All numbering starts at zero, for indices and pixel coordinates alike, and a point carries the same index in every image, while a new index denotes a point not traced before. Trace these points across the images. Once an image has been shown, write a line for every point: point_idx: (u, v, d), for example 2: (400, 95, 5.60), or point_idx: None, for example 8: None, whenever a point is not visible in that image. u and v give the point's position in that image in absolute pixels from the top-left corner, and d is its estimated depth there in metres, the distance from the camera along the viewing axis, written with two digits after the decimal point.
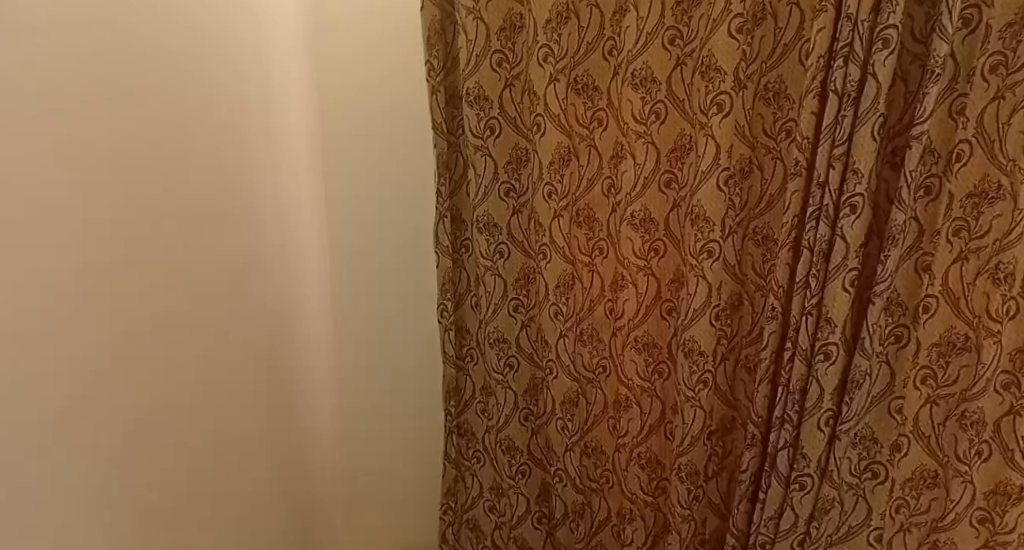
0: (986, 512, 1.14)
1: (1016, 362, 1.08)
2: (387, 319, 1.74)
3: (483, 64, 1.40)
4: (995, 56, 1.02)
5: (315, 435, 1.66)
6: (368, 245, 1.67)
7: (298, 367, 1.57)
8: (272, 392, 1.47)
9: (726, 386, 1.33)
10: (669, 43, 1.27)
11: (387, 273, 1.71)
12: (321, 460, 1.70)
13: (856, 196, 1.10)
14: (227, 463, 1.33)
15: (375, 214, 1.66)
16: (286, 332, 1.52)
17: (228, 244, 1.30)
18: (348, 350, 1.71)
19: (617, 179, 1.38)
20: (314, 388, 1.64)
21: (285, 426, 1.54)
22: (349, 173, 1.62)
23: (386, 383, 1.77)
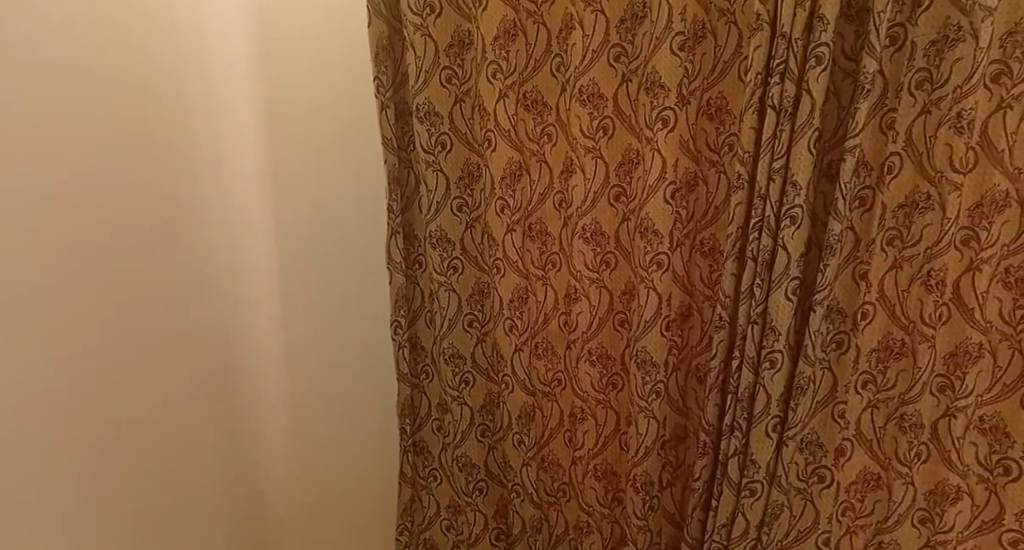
0: (927, 512, 1.17)
1: (950, 366, 1.11)
2: (340, 340, 1.67)
3: (432, 80, 1.39)
4: (921, 72, 1.07)
5: (266, 457, 1.62)
6: (319, 263, 1.62)
7: (249, 387, 1.54)
8: (220, 415, 1.43)
9: (678, 395, 1.36)
10: (614, 60, 1.30)
11: (337, 292, 1.64)
12: (271, 482, 1.65)
13: (795, 208, 1.14)
14: (174, 482, 1.28)
15: (324, 231, 1.61)
16: (238, 352, 1.49)
17: (173, 264, 1.28)
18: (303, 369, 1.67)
19: (568, 194, 1.40)
20: (266, 409, 1.61)
21: (233, 449, 1.49)
22: (299, 190, 1.58)
23: (341, 404, 1.71)
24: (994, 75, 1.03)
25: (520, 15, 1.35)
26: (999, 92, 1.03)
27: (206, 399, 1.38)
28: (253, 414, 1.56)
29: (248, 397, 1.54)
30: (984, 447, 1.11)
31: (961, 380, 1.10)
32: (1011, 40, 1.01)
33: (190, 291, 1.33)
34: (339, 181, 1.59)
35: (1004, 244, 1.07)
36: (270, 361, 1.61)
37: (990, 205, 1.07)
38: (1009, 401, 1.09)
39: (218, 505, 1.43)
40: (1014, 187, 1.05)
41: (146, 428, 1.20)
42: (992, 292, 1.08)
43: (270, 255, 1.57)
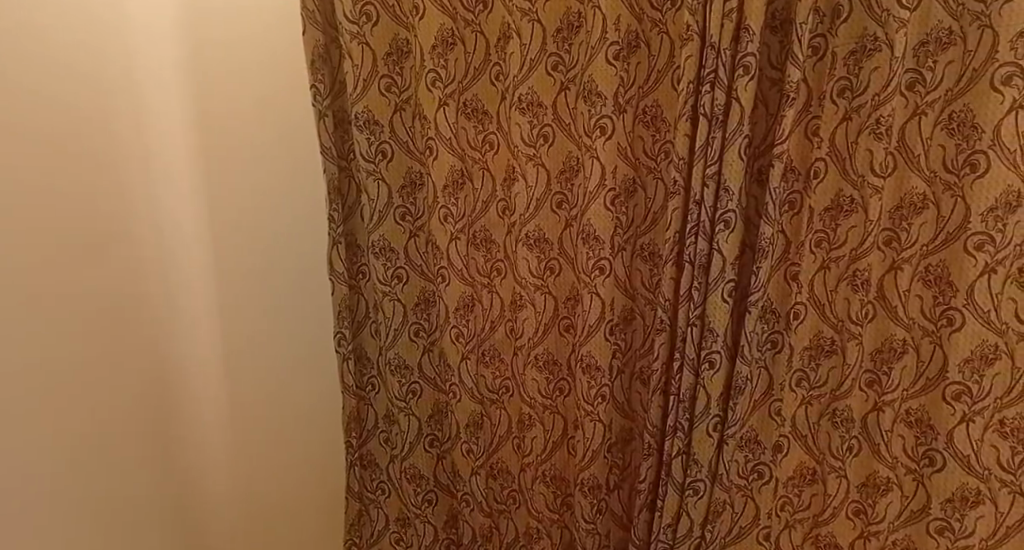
0: (860, 504, 1.21)
1: (876, 361, 1.17)
2: (302, 350, 1.62)
3: (370, 89, 1.37)
4: (841, 81, 1.12)
5: (215, 487, 1.50)
6: (281, 273, 1.55)
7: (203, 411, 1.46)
8: (165, 442, 1.36)
9: (624, 398, 1.38)
10: (552, 68, 1.31)
11: (298, 299, 1.59)
12: (222, 515, 1.53)
13: (729, 213, 1.17)
14: (98, 512, 1.18)
15: (287, 238, 1.55)
16: (191, 376, 1.42)
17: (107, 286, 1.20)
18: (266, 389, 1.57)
19: (511, 201, 1.40)
20: (219, 438, 1.50)
21: (186, 477, 1.42)
22: (256, 200, 1.49)
23: (304, 418, 1.64)
24: (909, 83, 1.08)
25: (458, 24, 1.35)
26: (914, 99, 1.09)
27: (148, 426, 1.31)
28: (210, 440, 1.48)
29: (192, 422, 1.43)
30: (911, 439, 1.16)
31: (887, 374, 1.16)
32: (923, 50, 1.07)
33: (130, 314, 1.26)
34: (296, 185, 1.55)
35: (923, 244, 1.11)
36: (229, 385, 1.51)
37: (909, 206, 1.12)
38: (933, 394, 1.13)
39: (171, 539, 1.37)
40: (930, 189, 1.10)
41: (75, 464, 1.13)
42: (913, 290, 1.13)
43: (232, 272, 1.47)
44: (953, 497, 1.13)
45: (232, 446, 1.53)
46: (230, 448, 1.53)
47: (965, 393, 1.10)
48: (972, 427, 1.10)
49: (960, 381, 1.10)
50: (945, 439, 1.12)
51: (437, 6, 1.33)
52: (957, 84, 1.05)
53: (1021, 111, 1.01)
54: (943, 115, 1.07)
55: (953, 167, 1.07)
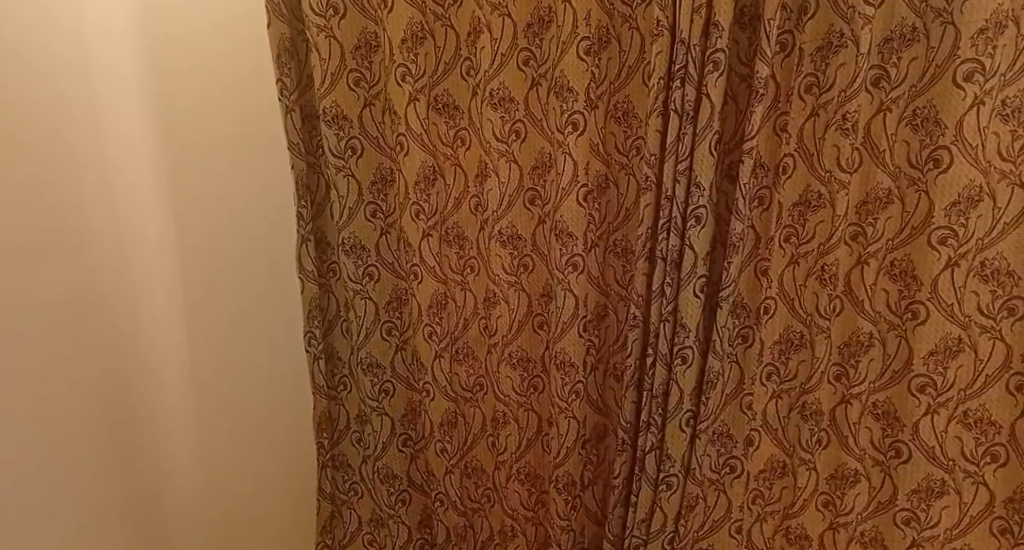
0: (829, 495, 1.23)
1: (844, 354, 1.19)
2: (264, 345, 1.60)
3: (339, 84, 1.33)
4: (809, 78, 1.13)
5: (181, 490, 1.45)
6: (240, 269, 1.53)
7: (170, 419, 1.41)
8: (132, 453, 1.30)
9: (597, 394, 1.38)
10: (523, 64, 1.30)
11: (257, 293, 1.58)
12: (189, 519, 1.47)
13: (700, 208, 1.18)
14: (57, 520, 1.13)
15: (245, 233, 1.53)
16: (155, 382, 1.36)
17: (66, 295, 1.14)
18: (231, 390, 1.53)
19: (483, 197, 1.39)
20: (185, 440, 1.45)
21: (152, 482, 1.37)
22: (215, 196, 1.45)
23: (268, 414, 1.63)
24: (874, 80, 1.10)
25: (427, 18, 1.33)
26: (879, 95, 1.10)
27: (112, 438, 1.25)
28: (178, 447, 1.43)
29: (158, 424, 1.38)
30: (878, 431, 1.18)
31: (854, 367, 1.18)
32: (888, 47, 1.08)
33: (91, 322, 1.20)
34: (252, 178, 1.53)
35: (889, 239, 1.13)
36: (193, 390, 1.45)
37: (875, 202, 1.13)
38: (899, 386, 1.15)
39: None
40: (895, 185, 1.11)
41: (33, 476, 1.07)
42: (879, 284, 1.15)
43: (192, 272, 1.42)
44: (918, 488, 1.15)
45: (198, 448, 1.48)
46: (196, 450, 1.48)
47: (930, 385, 1.12)
48: (937, 418, 1.12)
49: (925, 373, 1.12)
50: (911, 431, 1.14)
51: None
52: (921, 81, 1.07)
53: (981, 107, 1.03)
54: (907, 111, 1.09)
55: (917, 163, 1.09)
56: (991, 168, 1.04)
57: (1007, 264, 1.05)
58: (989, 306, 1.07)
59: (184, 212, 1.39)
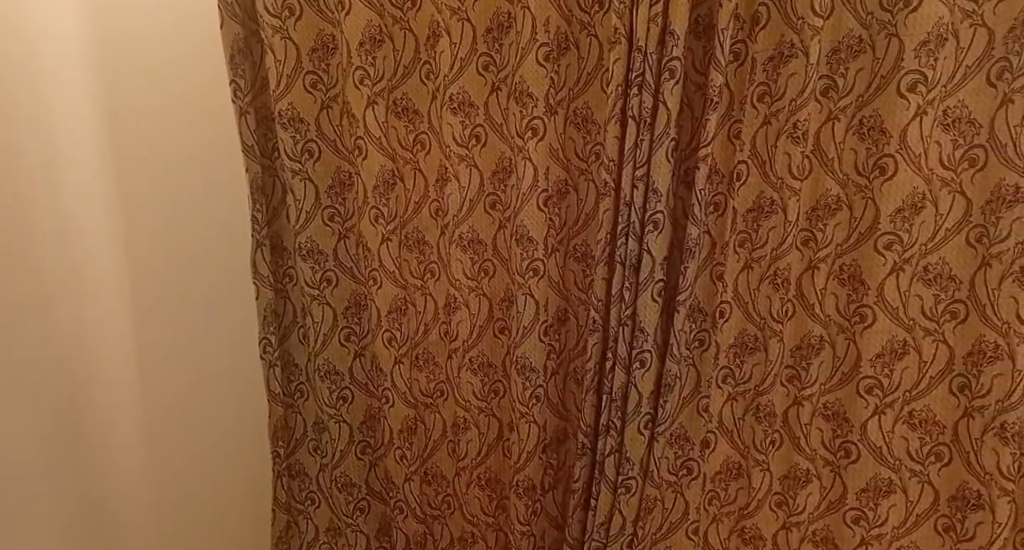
0: (782, 496, 1.26)
1: (796, 357, 1.21)
2: (226, 359, 1.54)
3: (295, 86, 1.31)
4: (761, 86, 1.16)
5: (127, 506, 1.40)
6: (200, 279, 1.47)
7: (115, 429, 1.36)
8: (77, 464, 1.27)
9: (558, 399, 1.39)
10: (483, 69, 1.30)
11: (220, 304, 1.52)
12: (135, 536, 1.42)
13: (658, 213, 1.19)
14: None
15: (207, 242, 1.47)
16: (102, 391, 1.33)
17: (2, 302, 1.11)
18: (187, 401, 1.48)
19: (443, 202, 1.38)
20: (131, 453, 1.40)
21: (95, 497, 1.32)
22: (168, 202, 1.39)
23: (228, 428, 1.57)
24: (823, 89, 1.13)
25: (385, 20, 1.32)
26: (828, 104, 1.14)
27: (55, 449, 1.22)
28: (127, 457, 1.39)
29: (101, 437, 1.33)
30: (828, 432, 1.21)
31: (806, 370, 1.21)
32: (836, 57, 1.12)
33: (32, 330, 1.17)
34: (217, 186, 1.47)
35: (838, 244, 1.16)
36: (146, 399, 1.41)
37: (825, 208, 1.17)
38: (847, 388, 1.18)
39: None
40: (843, 192, 1.15)
41: None
42: (829, 288, 1.18)
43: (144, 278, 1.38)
44: (867, 487, 1.18)
45: (145, 462, 1.43)
46: (144, 464, 1.43)
47: (877, 386, 1.16)
48: (883, 419, 1.16)
49: (872, 375, 1.16)
50: (859, 432, 1.18)
51: (364, 2, 1.30)
52: (867, 92, 1.11)
53: (924, 117, 1.07)
54: (855, 120, 1.12)
55: (864, 170, 1.13)
56: (932, 176, 1.08)
57: (948, 268, 1.09)
58: (932, 310, 1.11)
59: (132, 217, 1.35)
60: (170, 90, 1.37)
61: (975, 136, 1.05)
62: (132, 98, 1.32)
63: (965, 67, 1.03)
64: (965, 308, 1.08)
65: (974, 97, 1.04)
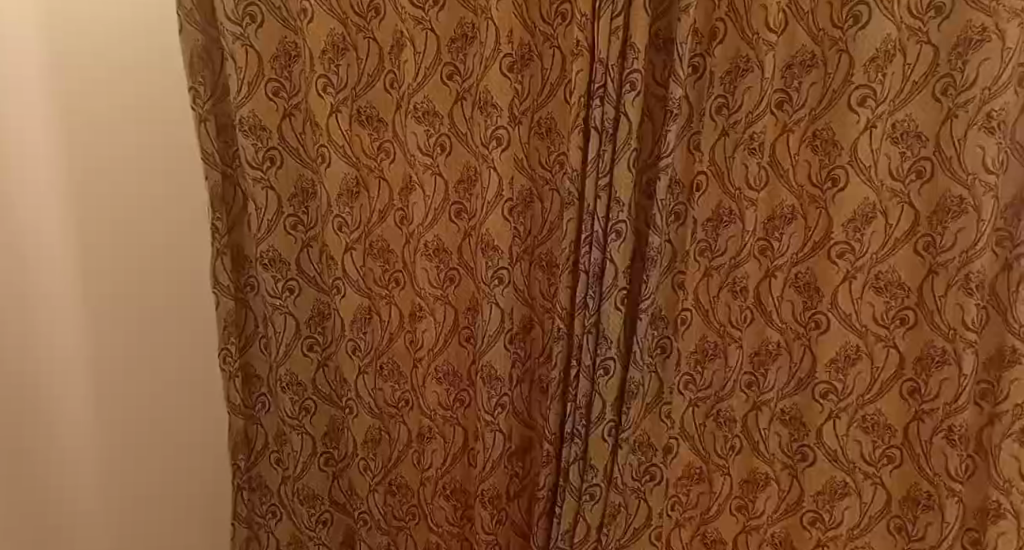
0: (742, 500, 1.28)
1: (755, 364, 1.25)
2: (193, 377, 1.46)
3: (256, 93, 1.28)
4: (719, 99, 1.19)
5: (74, 501, 1.40)
6: (161, 280, 1.40)
7: (60, 424, 1.36)
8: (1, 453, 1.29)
9: (523, 406, 1.39)
10: (448, 78, 1.32)
11: (190, 321, 1.44)
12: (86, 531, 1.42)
13: (621, 223, 1.21)
14: None
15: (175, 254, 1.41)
16: (44, 372, 1.33)
17: None
18: (144, 406, 1.43)
19: (408, 211, 1.38)
20: (83, 450, 1.39)
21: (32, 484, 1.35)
22: (122, 200, 1.34)
23: (188, 447, 1.49)
24: (778, 102, 1.17)
25: (349, 29, 1.31)
26: (783, 117, 1.17)
27: None
28: (74, 450, 1.38)
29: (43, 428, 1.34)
30: (786, 436, 1.24)
31: (764, 376, 1.24)
32: (790, 71, 1.15)
33: None
34: (191, 198, 1.41)
35: (793, 252, 1.20)
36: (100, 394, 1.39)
37: (781, 218, 1.20)
38: (803, 393, 1.22)
39: None
40: (798, 202, 1.19)
41: None
42: (785, 296, 1.21)
43: (99, 273, 1.35)
44: (823, 490, 1.21)
45: (98, 462, 1.41)
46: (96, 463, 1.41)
47: (832, 391, 1.18)
48: (838, 423, 1.19)
49: (827, 381, 1.18)
50: (815, 437, 1.21)
51: (326, 10, 1.28)
52: (819, 105, 1.15)
53: (873, 130, 1.11)
54: (808, 132, 1.16)
55: (817, 182, 1.17)
56: (882, 187, 1.12)
57: (898, 277, 1.13)
58: (884, 317, 1.15)
59: (83, 214, 1.32)
60: (128, 83, 1.31)
61: (922, 149, 1.09)
62: (107, 97, 1.30)
63: (911, 83, 1.08)
64: (914, 315, 1.13)
65: (921, 111, 1.08)
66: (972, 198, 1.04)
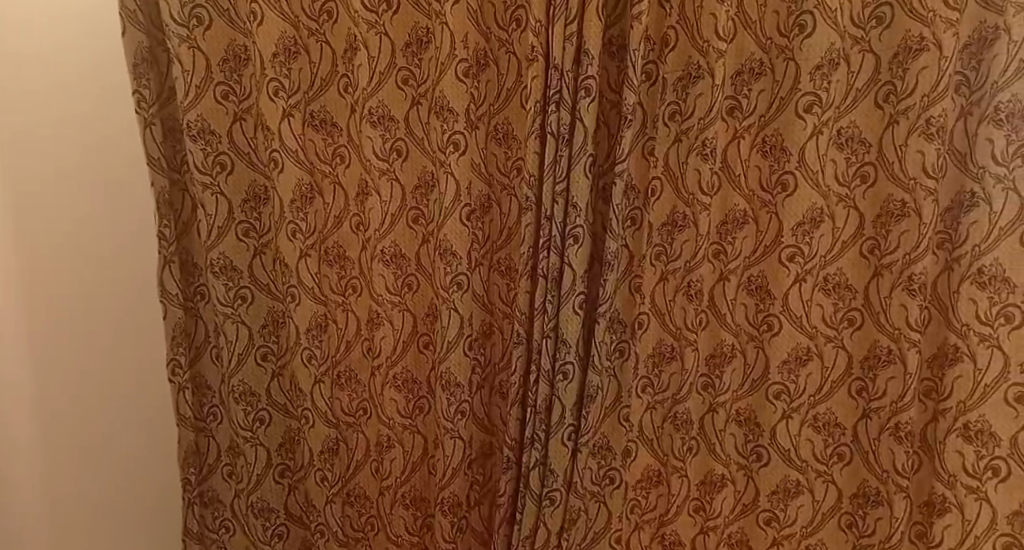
0: (699, 501, 1.30)
1: (710, 366, 1.26)
2: (142, 382, 1.46)
3: (205, 95, 1.26)
4: (672, 105, 1.21)
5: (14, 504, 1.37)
6: (105, 284, 1.40)
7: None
8: None
9: (483, 412, 1.38)
10: (402, 83, 1.31)
11: (138, 326, 1.44)
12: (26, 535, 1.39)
13: (578, 227, 1.22)
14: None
15: (125, 259, 1.42)
16: None
17: None
18: (87, 409, 1.41)
19: (365, 217, 1.36)
20: (24, 453, 1.38)
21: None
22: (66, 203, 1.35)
23: (135, 456, 1.47)
24: (729, 109, 1.19)
25: (300, 32, 1.29)
26: (734, 123, 1.20)
27: None
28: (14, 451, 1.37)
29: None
30: (740, 437, 1.26)
31: (720, 378, 1.26)
32: (739, 79, 1.18)
33: None
34: (133, 203, 1.41)
35: (746, 256, 1.22)
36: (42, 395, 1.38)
37: (733, 222, 1.22)
38: (757, 394, 1.24)
39: None
40: (749, 207, 1.21)
41: None
42: (739, 299, 1.24)
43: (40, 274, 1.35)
44: (777, 489, 1.24)
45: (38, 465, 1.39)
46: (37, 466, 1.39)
47: (784, 391, 1.21)
48: (790, 422, 1.21)
49: (779, 381, 1.21)
50: (768, 436, 1.23)
51: (276, 12, 1.27)
52: (768, 112, 1.17)
53: (820, 136, 1.14)
54: (758, 138, 1.19)
55: (767, 187, 1.19)
56: (829, 192, 1.15)
57: (845, 278, 1.16)
58: (833, 319, 1.17)
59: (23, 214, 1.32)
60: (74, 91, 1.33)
61: (866, 155, 1.12)
62: (59, 108, 1.32)
63: (855, 91, 1.11)
64: (861, 316, 1.15)
65: (864, 117, 1.12)
66: (913, 202, 1.08)
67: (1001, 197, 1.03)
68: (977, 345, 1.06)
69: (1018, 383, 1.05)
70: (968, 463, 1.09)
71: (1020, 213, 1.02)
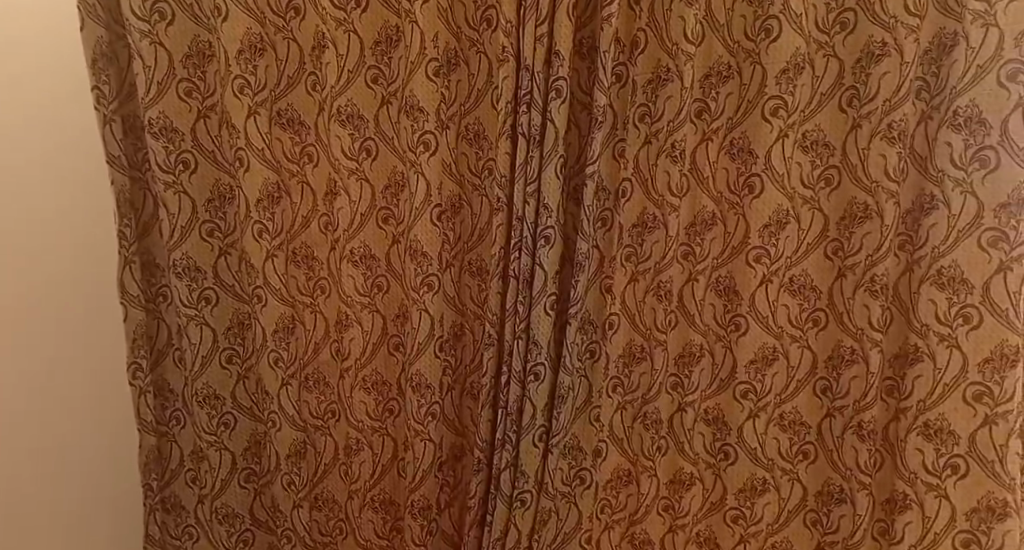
0: (668, 500, 1.30)
1: (679, 366, 1.27)
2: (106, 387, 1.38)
3: (167, 93, 1.23)
4: (642, 107, 1.22)
5: None
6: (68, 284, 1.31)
7: None
8: None
9: (454, 414, 1.37)
10: (371, 81, 1.29)
11: (102, 328, 1.36)
12: None
13: (549, 228, 1.22)
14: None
15: (92, 252, 1.34)
16: None
17: None
18: (49, 420, 1.30)
19: (333, 217, 1.34)
20: None
21: None
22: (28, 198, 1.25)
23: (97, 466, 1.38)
24: (697, 112, 1.21)
25: (267, 29, 1.27)
26: (702, 125, 1.21)
27: None
28: None
29: None
30: (709, 436, 1.27)
31: (688, 378, 1.27)
32: (708, 82, 1.20)
33: None
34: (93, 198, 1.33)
35: (714, 257, 1.24)
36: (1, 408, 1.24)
37: (701, 224, 1.24)
38: (726, 393, 1.25)
39: None
40: (717, 209, 1.23)
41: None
42: (707, 299, 1.25)
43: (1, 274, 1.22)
44: (744, 487, 1.25)
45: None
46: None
47: (751, 391, 1.23)
48: (757, 421, 1.23)
49: (746, 380, 1.23)
50: (736, 434, 1.25)
51: (243, 10, 1.24)
52: (735, 114, 1.19)
53: (786, 138, 1.15)
54: (726, 141, 1.20)
55: (735, 189, 1.21)
56: (795, 195, 1.17)
57: (810, 279, 1.18)
58: (798, 319, 1.19)
59: None
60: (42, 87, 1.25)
61: (830, 158, 1.14)
62: (38, 90, 1.24)
63: (820, 95, 1.14)
64: (825, 316, 1.18)
65: (829, 120, 1.14)
66: (875, 204, 1.11)
67: (960, 200, 1.03)
68: (936, 344, 1.07)
69: (977, 383, 1.04)
70: (928, 461, 1.08)
71: (977, 215, 1.02)
